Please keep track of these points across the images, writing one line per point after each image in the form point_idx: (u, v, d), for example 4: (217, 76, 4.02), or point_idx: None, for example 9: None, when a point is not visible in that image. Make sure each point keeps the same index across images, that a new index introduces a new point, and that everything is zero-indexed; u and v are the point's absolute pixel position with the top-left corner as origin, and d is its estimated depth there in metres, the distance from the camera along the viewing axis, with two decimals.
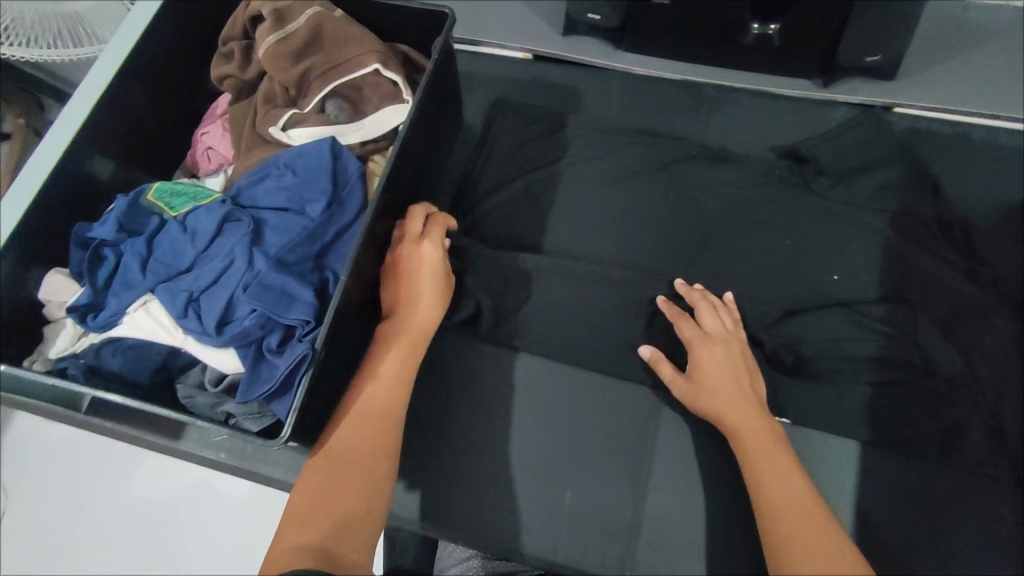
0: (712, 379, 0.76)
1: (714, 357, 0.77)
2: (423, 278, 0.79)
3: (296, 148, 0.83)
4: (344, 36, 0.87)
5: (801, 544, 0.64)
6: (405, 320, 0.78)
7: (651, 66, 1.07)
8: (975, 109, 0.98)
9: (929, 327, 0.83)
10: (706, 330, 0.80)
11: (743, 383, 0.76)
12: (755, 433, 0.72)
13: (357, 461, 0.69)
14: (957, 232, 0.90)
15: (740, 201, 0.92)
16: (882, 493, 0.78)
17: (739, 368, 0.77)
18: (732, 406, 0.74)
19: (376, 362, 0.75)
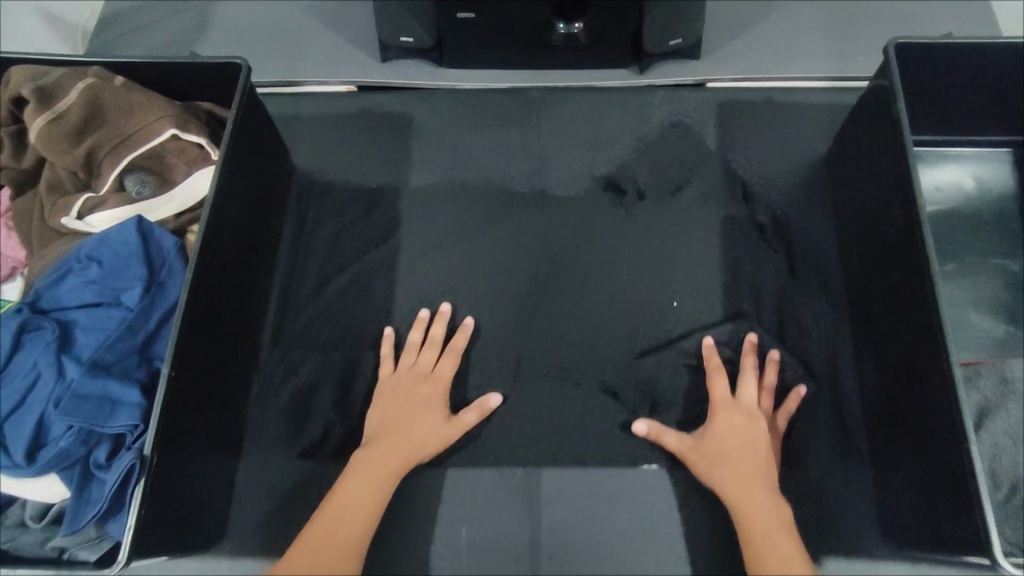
0: (722, 447, 0.78)
1: (733, 425, 0.80)
2: (423, 408, 0.82)
3: (98, 235, 0.76)
4: (128, 104, 0.80)
5: None
6: (404, 422, 0.81)
7: (476, 78, 1.07)
8: (777, 72, 1.04)
9: (762, 300, 0.91)
10: (736, 398, 0.82)
11: (759, 444, 0.78)
12: (746, 488, 0.74)
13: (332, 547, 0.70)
14: (769, 201, 0.98)
15: (579, 211, 0.97)
16: None
17: (761, 436, 0.79)
18: (730, 466, 0.77)
19: (360, 472, 0.77)
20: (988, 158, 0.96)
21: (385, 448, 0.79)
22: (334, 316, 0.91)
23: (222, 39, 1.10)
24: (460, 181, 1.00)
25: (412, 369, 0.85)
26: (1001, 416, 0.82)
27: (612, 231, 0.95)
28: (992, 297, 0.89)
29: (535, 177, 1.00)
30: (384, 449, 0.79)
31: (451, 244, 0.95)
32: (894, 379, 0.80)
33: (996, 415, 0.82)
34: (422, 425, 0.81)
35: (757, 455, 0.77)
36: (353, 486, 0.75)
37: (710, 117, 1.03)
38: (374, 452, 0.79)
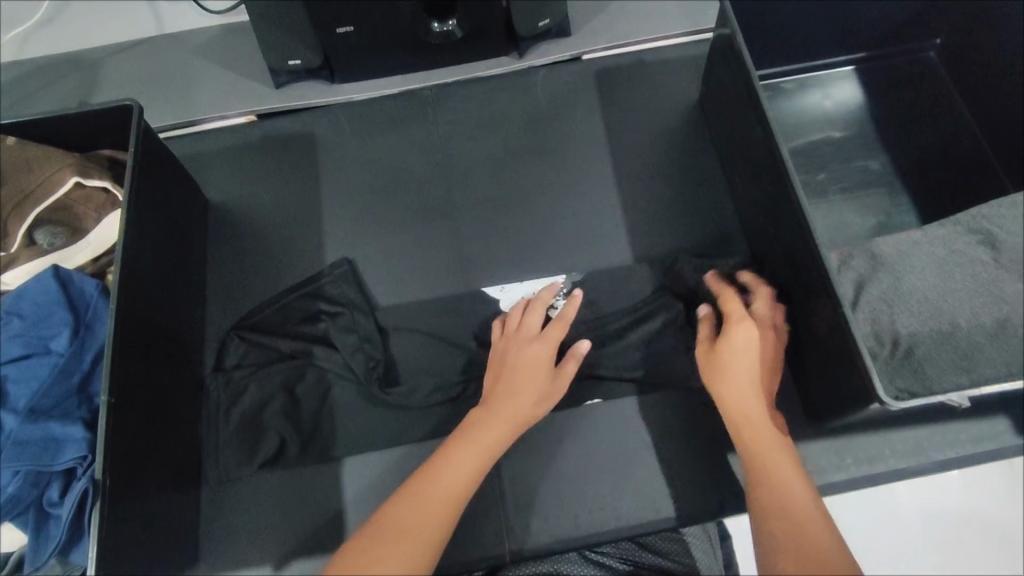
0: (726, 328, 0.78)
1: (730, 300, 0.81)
2: (524, 376, 0.77)
3: (15, 290, 0.77)
4: (26, 162, 0.83)
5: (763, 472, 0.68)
6: (509, 367, 0.79)
7: (369, 89, 1.12)
8: (642, 35, 1.13)
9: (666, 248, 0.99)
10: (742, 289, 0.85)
11: (747, 397, 0.73)
12: (743, 405, 0.73)
13: (422, 525, 0.65)
14: (657, 152, 1.07)
15: (488, 193, 1.04)
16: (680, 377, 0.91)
17: (745, 387, 0.73)
18: (735, 380, 0.74)
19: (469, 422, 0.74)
20: (835, 78, 1.08)
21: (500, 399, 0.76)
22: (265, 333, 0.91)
23: (115, 93, 1.12)
24: (372, 183, 1.05)
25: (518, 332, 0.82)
26: (876, 283, 0.79)
27: (521, 205, 1.03)
28: (860, 195, 1.00)
29: (441, 168, 1.06)
30: (505, 378, 0.78)
31: (373, 244, 1.01)
32: (784, 275, 0.87)
33: (871, 285, 0.79)
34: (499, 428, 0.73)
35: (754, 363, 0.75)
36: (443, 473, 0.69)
37: (590, 87, 1.12)
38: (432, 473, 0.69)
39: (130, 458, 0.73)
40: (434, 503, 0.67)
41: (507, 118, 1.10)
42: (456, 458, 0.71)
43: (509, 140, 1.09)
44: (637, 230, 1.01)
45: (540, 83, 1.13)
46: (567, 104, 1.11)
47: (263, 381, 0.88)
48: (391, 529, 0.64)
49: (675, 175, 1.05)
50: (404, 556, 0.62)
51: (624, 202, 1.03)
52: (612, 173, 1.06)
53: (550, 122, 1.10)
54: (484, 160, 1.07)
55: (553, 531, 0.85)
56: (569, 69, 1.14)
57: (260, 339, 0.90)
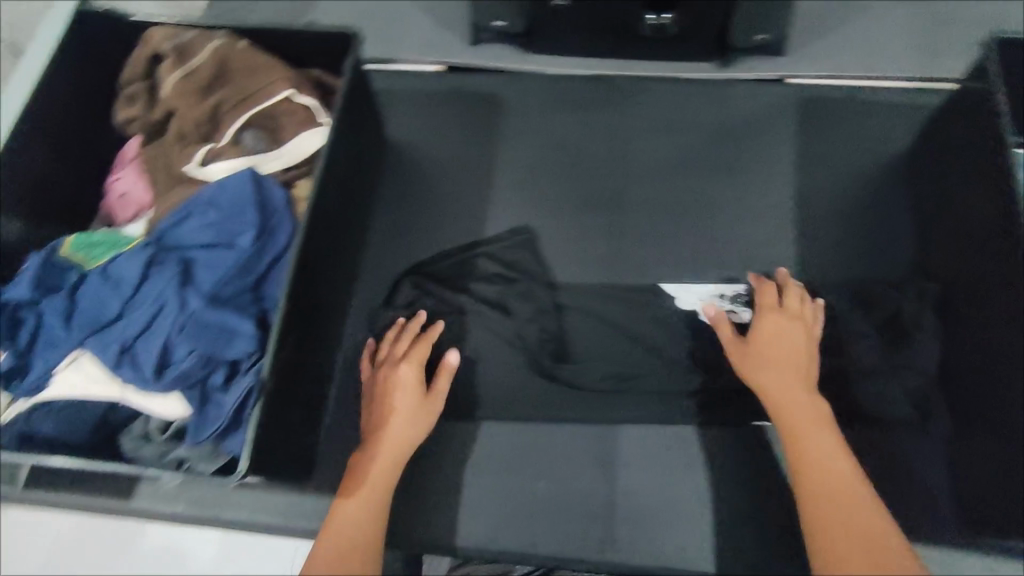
0: (768, 352, 0.82)
1: (773, 327, 0.84)
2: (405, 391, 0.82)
3: (216, 182, 0.81)
4: (251, 67, 0.87)
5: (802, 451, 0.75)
6: (383, 419, 0.80)
7: (562, 65, 1.10)
8: (861, 72, 1.05)
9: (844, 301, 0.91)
10: (778, 305, 0.86)
11: (785, 371, 0.80)
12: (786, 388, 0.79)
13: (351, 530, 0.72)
14: (850, 198, 1.00)
15: (659, 199, 1.01)
16: None
17: (789, 366, 0.81)
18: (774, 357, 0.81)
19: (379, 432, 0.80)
20: None
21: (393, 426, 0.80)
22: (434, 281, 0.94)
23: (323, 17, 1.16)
24: (546, 160, 1.04)
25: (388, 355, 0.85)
26: None
27: (691, 220, 0.99)
28: None
29: (618, 161, 1.04)
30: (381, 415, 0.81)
31: (535, 220, 1.00)
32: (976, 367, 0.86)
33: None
34: (401, 427, 0.80)
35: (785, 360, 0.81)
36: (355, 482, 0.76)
37: (792, 113, 1.05)
38: (371, 455, 0.78)
39: (287, 364, 0.76)
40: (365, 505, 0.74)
41: (695, 126, 1.06)
42: (396, 432, 0.80)
43: (693, 149, 1.04)
44: (810, 276, 0.95)
45: (738, 97, 1.07)
46: (762, 126, 1.05)
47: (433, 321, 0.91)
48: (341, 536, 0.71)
49: (865, 227, 0.98)
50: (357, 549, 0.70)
51: (802, 243, 0.97)
52: (795, 210, 0.99)
53: (740, 141, 1.04)
54: (663, 163, 1.03)
55: (657, 555, 0.83)
56: (774, 89, 1.07)
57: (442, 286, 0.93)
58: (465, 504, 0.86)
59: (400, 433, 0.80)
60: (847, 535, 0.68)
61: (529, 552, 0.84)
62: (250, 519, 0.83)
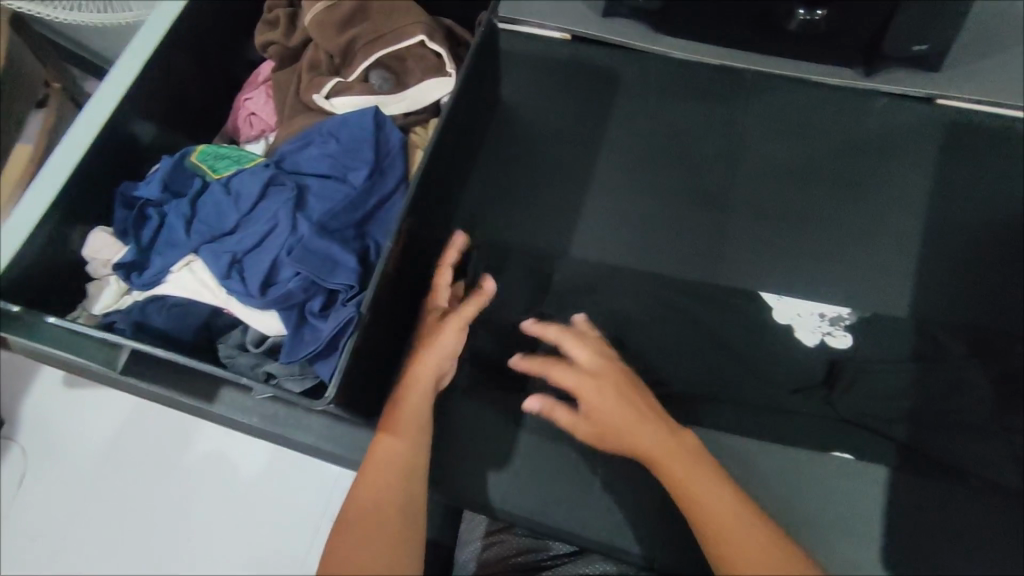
0: (601, 406, 0.72)
1: (568, 377, 0.75)
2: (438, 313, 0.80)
3: (340, 116, 0.83)
4: (390, 8, 0.88)
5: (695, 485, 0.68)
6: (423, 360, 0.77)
7: (693, 48, 1.05)
8: (1022, 102, 0.96)
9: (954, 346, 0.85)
10: (577, 359, 0.77)
11: (627, 412, 0.72)
12: (652, 427, 0.71)
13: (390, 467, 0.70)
14: (982, 237, 0.92)
15: (771, 204, 0.96)
16: (921, 484, 0.80)
17: (603, 406, 0.73)
18: (633, 417, 0.72)
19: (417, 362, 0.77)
20: None
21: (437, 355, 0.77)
22: (523, 250, 0.95)
23: None
24: (656, 146, 1.01)
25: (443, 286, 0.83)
26: None
27: (801, 233, 0.94)
28: None
29: (733, 158, 0.99)
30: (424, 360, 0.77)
31: (635, 205, 0.97)
32: None
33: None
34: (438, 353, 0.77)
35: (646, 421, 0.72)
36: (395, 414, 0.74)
37: (933, 137, 0.98)
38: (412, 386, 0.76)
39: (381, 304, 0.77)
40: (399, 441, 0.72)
41: (824, 133, 0.99)
42: (433, 358, 0.77)
43: (817, 159, 0.98)
44: (924, 313, 0.88)
45: (873, 111, 1.00)
46: (898, 147, 0.98)
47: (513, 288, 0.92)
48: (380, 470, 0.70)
49: (994, 272, 0.90)
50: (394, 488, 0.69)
51: (920, 278, 0.90)
52: (920, 239, 0.92)
53: (871, 158, 0.97)
54: (781, 169, 0.98)
55: (709, 567, 0.78)
56: (917, 108, 0.99)
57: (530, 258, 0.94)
58: (521, 473, 0.84)
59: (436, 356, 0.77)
60: (736, 530, 0.64)
61: (576, 533, 0.81)
62: (316, 443, 0.85)
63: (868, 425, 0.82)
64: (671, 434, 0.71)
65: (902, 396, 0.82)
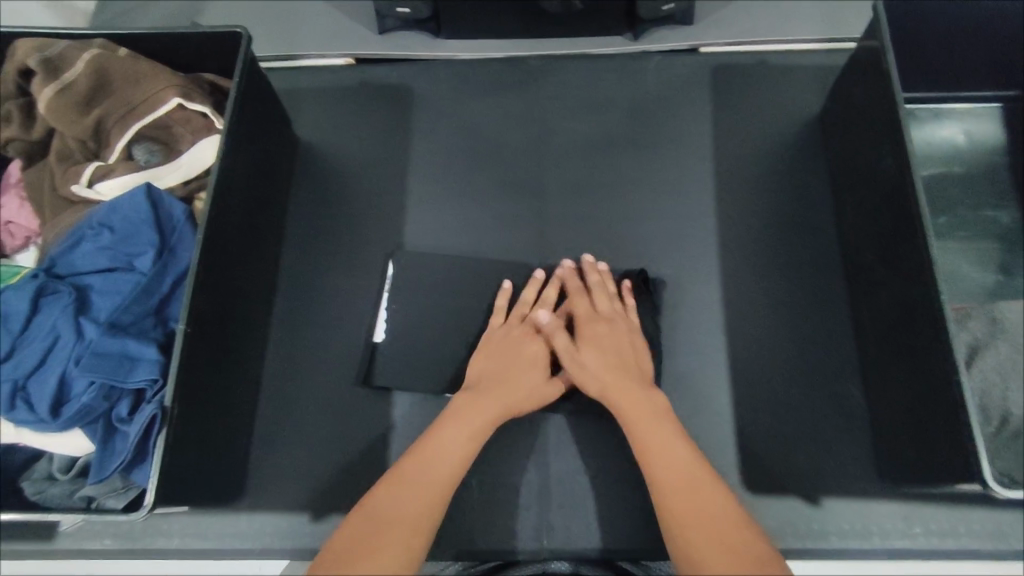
0: (602, 363, 0.78)
1: (596, 341, 0.80)
2: (522, 348, 0.82)
3: (108, 203, 0.76)
4: (134, 75, 0.82)
5: (659, 448, 0.71)
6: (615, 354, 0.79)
7: (473, 48, 1.07)
8: (771, 34, 1.05)
9: (758, 268, 0.93)
10: (598, 309, 0.84)
11: (626, 355, 0.80)
12: (623, 386, 0.76)
13: (410, 502, 0.67)
14: (765, 162, 1.00)
15: (577, 180, 1.00)
16: (759, 400, 0.86)
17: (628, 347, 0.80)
18: (624, 377, 0.77)
19: (511, 381, 0.79)
20: (977, 114, 0.97)
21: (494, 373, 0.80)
22: (351, 285, 0.94)
23: (221, 13, 1.09)
24: (459, 150, 1.02)
25: (514, 321, 0.85)
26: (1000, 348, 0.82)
27: (611, 200, 0.98)
28: (989, 247, 0.90)
29: (533, 145, 1.02)
30: (493, 389, 0.78)
31: (452, 213, 0.98)
32: (890, 324, 0.81)
33: (986, 352, 0.82)
34: (529, 382, 0.80)
35: (609, 369, 0.78)
36: (454, 431, 0.73)
37: (704, 82, 1.05)
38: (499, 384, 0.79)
39: (194, 386, 0.74)
40: (439, 461, 0.71)
41: (610, 101, 1.04)
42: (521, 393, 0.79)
43: (610, 127, 1.03)
44: (731, 246, 0.95)
45: (650, 70, 1.06)
46: (677, 98, 1.04)
47: (350, 330, 0.91)
48: (416, 489, 0.68)
49: (782, 191, 0.98)
50: (398, 535, 0.64)
51: (722, 213, 0.97)
52: (713, 179, 0.99)
53: (656, 116, 1.03)
54: (579, 145, 1.02)
55: (593, 539, 0.82)
56: (685, 59, 1.06)
57: (358, 293, 0.93)
58: None
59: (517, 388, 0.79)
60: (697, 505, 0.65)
61: (466, 548, 0.82)
62: (181, 545, 0.81)
63: (701, 362, 0.88)
64: (653, 396, 0.76)
65: (724, 329, 0.90)
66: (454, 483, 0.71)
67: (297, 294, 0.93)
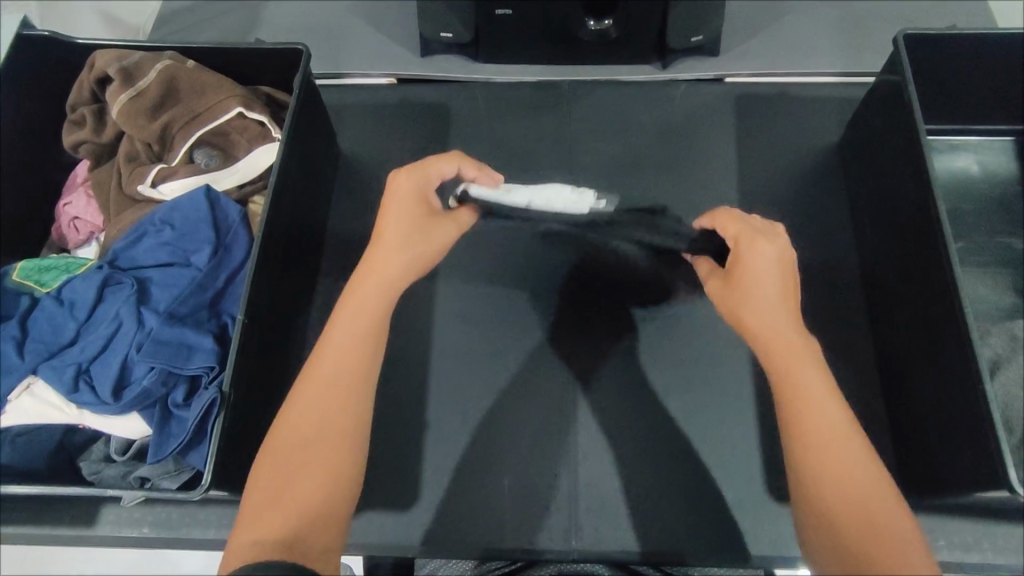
0: (755, 287, 0.69)
1: (766, 258, 0.70)
2: (407, 211, 0.74)
3: (170, 202, 0.81)
4: (200, 85, 0.87)
5: (795, 391, 0.64)
6: (762, 284, 0.69)
7: (509, 72, 1.13)
8: (793, 67, 1.10)
9: None
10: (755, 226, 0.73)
11: (778, 282, 0.70)
12: (770, 317, 0.68)
13: (315, 443, 0.64)
14: (788, 186, 1.04)
15: (607, 197, 1.04)
16: None
17: (784, 275, 0.70)
18: (763, 304, 0.69)
19: (353, 288, 0.71)
20: (990, 146, 1.02)
21: (364, 280, 0.71)
22: None
23: (272, 33, 1.16)
24: (495, 166, 1.07)
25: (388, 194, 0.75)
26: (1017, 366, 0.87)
27: None
28: (1006, 271, 0.93)
29: (565, 164, 1.07)
30: (371, 285, 0.71)
31: None
32: (912, 338, 0.84)
33: (1007, 367, 0.86)
34: (393, 266, 0.72)
35: (773, 306, 0.69)
36: (332, 357, 0.68)
37: (729, 109, 1.10)
38: (363, 286, 0.71)
39: (245, 377, 0.77)
40: (330, 389, 0.66)
41: (639, 124, 1.09)
42: (381, 286, 0.71)
43: (639, 148, 1.08)
44: None
45: (677, 97, 1.11)
46: (703, 124, 1.09)
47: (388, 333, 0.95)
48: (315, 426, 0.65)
49: (804, 213, 1.02)
50: (318, 473, 0.62)
51: None
52: (738, 200, 1.03)
53: (683, 139, 1.08)
54: (610, 164, 1.07)
55: (621, 542, 0.83)
56: (711, 88, 1.12)
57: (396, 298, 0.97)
58: (430, 505, 0.86)
59: (383, 277, 0.71)
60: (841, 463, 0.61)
61: (494, 547, 0.83)
62: (217, 535, 0.83)
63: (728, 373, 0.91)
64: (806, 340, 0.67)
65: None
66: (358, 400, 0.67)
67: (337, 297, 0.97)
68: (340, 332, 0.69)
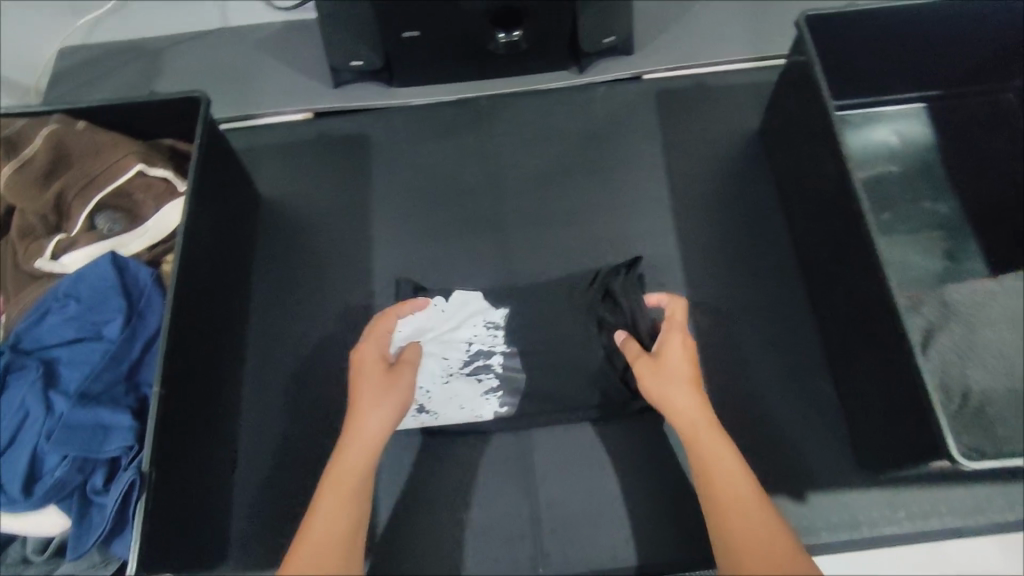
0: (672, 372, 0.72)
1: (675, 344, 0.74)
2: (370, 374, 0.72)
3: (74, 273, 0.76)
4: (93, 147, 0.83)
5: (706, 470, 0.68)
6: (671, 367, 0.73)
7: (427, 93, 1.11)
8: (706, 59, 1.11)
9: (721, 277, 0.96)
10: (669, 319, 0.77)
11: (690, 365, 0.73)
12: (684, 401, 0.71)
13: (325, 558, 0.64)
14: (716, 176, 1.04)
15: (539, 209, 1.02)
16: (736, 405, 0.88)
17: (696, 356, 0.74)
18: (677, 385, 0.71)
19: (357, 419, 0.70)
20: (903, 116, 1.04)
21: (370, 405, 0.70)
22: (324, 332, 0.94)
23: (175, 80, 1.12)
24: (421, 192, 1.04)
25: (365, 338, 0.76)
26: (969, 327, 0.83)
27: (572, 226, 1.01)
28: (929, 238, 0.95)
29: (494, 180, 1.05)
30: (363, 423, 0.70)
31: (420, 253, 1.00)
32: (848, 318, 0.84)
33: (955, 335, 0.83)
34: (379, 416, 0.70)
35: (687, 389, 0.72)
36: (342, 480, 0.68)
37: (649, 106, 1.10)
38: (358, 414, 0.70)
39: (172, 449, 0.73)
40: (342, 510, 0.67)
41: (562, 131, 1.08)
42: (366, 431, 0.69)
43: (565, 155, 1.07)
44: (692, 258, 0.98)
45: (597, 100, 1.10)
46: (625, 124, 1.09)
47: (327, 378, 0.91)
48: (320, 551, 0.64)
49: (734, 201, 1.02)
50: None
51: (680, 228, 1.00)
52: (668, 196, 1.03)
53: (607, 142, 1.07)
54: (537, 175, 1.05)
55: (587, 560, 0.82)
56: (629, 87, 1.11)
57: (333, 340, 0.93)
58: (391, 551, 0.83)
59: (374, 426, 0.70)
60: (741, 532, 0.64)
61: None
62: None
63: None
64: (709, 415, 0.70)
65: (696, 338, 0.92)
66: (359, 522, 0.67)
67: (271, 347, 0.93)
68: (352, 447, 0.69)
